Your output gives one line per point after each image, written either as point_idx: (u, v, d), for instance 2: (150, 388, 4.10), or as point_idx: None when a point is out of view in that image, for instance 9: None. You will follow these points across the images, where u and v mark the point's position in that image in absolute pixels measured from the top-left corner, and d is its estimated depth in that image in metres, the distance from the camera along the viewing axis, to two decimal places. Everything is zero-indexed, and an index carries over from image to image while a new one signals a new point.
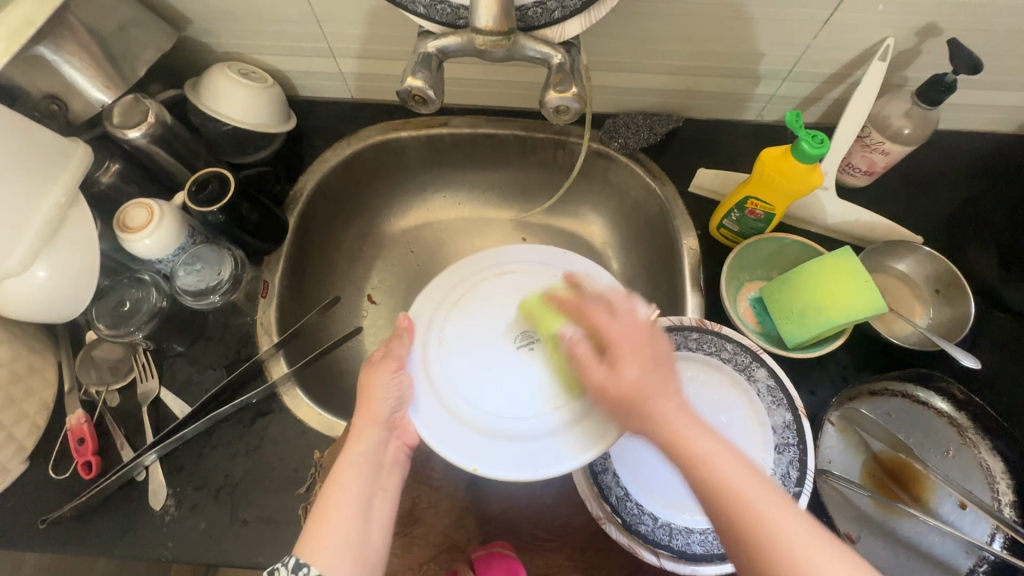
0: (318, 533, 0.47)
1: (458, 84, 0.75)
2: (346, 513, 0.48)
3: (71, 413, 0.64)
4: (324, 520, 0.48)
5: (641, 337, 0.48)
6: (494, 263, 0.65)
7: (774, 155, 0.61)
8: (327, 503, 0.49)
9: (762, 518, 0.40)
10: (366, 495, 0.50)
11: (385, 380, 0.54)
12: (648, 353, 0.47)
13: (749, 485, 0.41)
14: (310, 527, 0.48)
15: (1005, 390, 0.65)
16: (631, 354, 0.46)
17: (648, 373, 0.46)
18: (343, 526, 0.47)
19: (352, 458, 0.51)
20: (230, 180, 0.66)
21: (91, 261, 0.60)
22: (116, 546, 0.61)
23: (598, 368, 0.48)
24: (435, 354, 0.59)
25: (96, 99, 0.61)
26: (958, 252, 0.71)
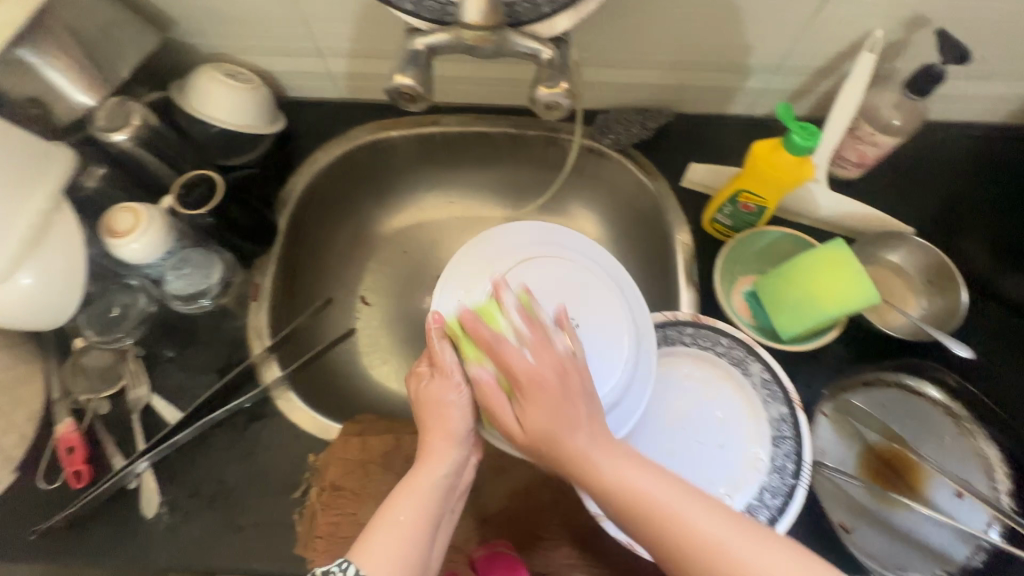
0: (374, 538, 0.44)
1: (447, 82, 0.75)
2: (412, 524, 0.45)
3: (60, 422, 0.63)
4: (382, 527, 0.45)
5: (555, 374, 0.46)
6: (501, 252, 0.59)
7: (766, 147, 0.60)
8: (391, 512, 0.46)
9: (681, 529, 0.41)
10: (435, 515, 0.47)
11: (450, 395, 0.50)
12: (544, 403, 0.45)
13: (666, 492, 0.42)
14: (367, 532, 0.45)
15: (998, 378, 0.65)
16: (540, 393, 0.45)
17: (555, 413, 0.45)
18: (405, 538, 0.45)
19: (427, 476, 0.48)
20: (219, 182, 0.65)
21: (76, 265, 0.59)
22: (110, 555, 0.60)
23: (501, 400, 0.47)
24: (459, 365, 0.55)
25: (78, 101, 0.60)
26: (950, 242, 0.72)
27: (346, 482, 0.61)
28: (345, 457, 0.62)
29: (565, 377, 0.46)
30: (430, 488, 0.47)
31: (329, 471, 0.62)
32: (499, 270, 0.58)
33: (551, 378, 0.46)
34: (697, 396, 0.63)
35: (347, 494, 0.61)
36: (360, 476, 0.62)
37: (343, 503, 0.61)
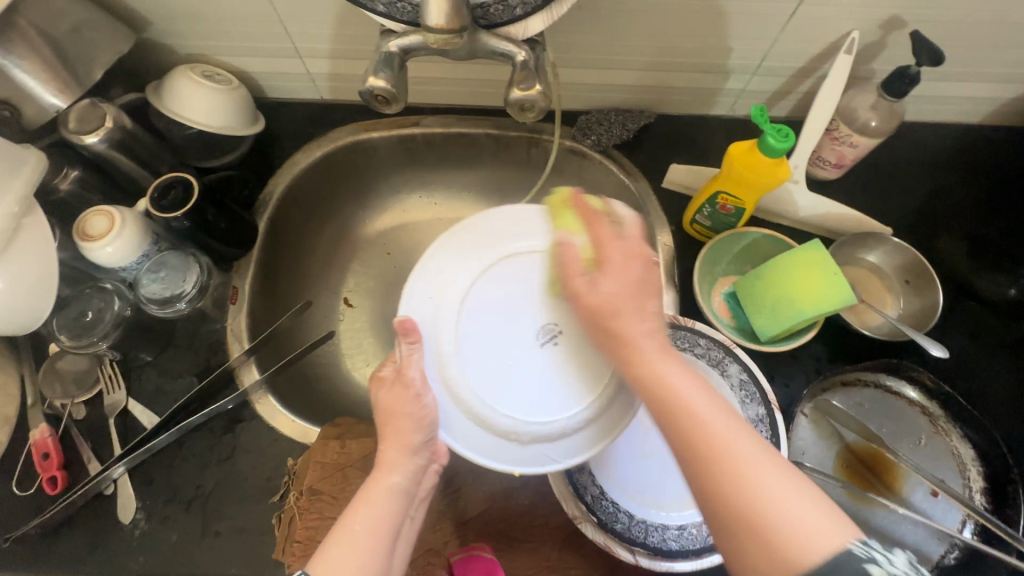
0: (332, 554, 0.44)
1: (428, 83, 0.75)
2: (369, 542, 0.46)
3: (35, 427, 0.62)
4: (341, 543, 0.45)
5: (634, 264, 0.46)
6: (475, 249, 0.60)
7: (742, 149, 0.60)
8: (350, 526, 0.46)
9: (714, 434, 0.39)
10: (393, 524, 0.48)
11: (407, 406, 0.52)
12: (631, 276, 0.46)
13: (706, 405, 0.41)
14: (326, 548, 0.45)
15: (973, 377, 0.66)
16: (622, 269, 0.46)
17: (626, 291, 0.45)
18: (359, 551, 0.45)
19: (383, 485, 0.49)
20: (193, 185, 0.64)
21: (48, 270, 0.58)
22: (86, 562, 0.60)
23: (578, 276, 0.48)
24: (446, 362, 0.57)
25: (49, 104, 0.59)
26: (928, 242, 0.72)
27: (324, 486, 0.60)
28: (323, 461, 0.61)
29: (644, 269, 0.47)
30: (387, 496, 0.49)
31: (307, 475, 0.61)
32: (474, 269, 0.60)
33: (630, 265, 0.46)
34: None
35: (325, 499, 0.60)
36: (338, 480, 0.61)
37: (320, 508, 0.59)
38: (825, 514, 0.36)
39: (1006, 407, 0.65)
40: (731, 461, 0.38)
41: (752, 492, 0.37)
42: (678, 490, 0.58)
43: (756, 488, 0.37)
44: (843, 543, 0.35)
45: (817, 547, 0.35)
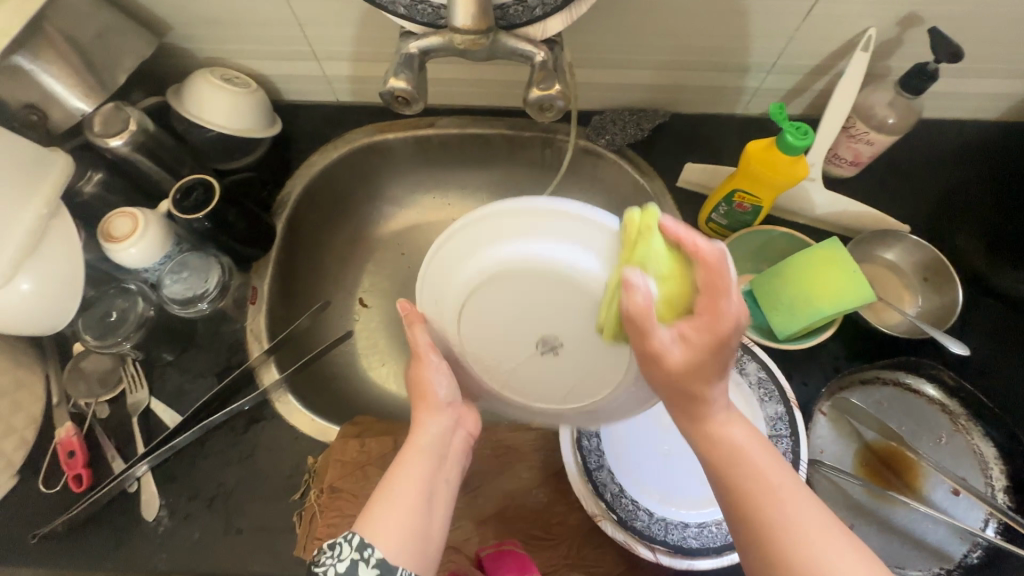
0: (380, 517, 0.45)
1: (443, 85, 0.75)
2: (410, 500, 0.46)
3: (60, 426, 0.63)
4: (385, 504, 0.46)
5: (716, 335, 0.42)
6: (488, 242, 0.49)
7: (760, 147, 0.60)
8: (390, 489, 0.47)
9: (781, 502, 0.41)
10: (430, 481, 0.49)
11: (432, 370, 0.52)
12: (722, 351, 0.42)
13: (778, 476, 0.43)
14: (371, 511, 0.45)
15: (994, 375, 0.65)
16: (702, 335, 0.42)
17: (704, 360, 0.43)
18: (401, 510, 0.46)
19: (416, 445, 0.50)
20: (214, 187, 0.65)
21: (74, 272, 0.59)
22: (111, 559, 0.60)
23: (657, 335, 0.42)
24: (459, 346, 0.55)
25: (75, 108, 0.60)
26: (946, 239, 0.72)
27: (344, 484, 0.61)
28: (343, 459, 0.62)
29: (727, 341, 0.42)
30: (422, 451, 0.50)
31: (328, 473, 0.62)
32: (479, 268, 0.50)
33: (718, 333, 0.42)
34: None
35: (346, 496, 0.60)
36: (359, 478, 0.61)
37: (341, 505, 0.60)
38: None
39: None
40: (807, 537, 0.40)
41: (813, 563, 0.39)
42: (697, 489, 0.59)
43: (819, 558, 0.39)
44: None
45: None
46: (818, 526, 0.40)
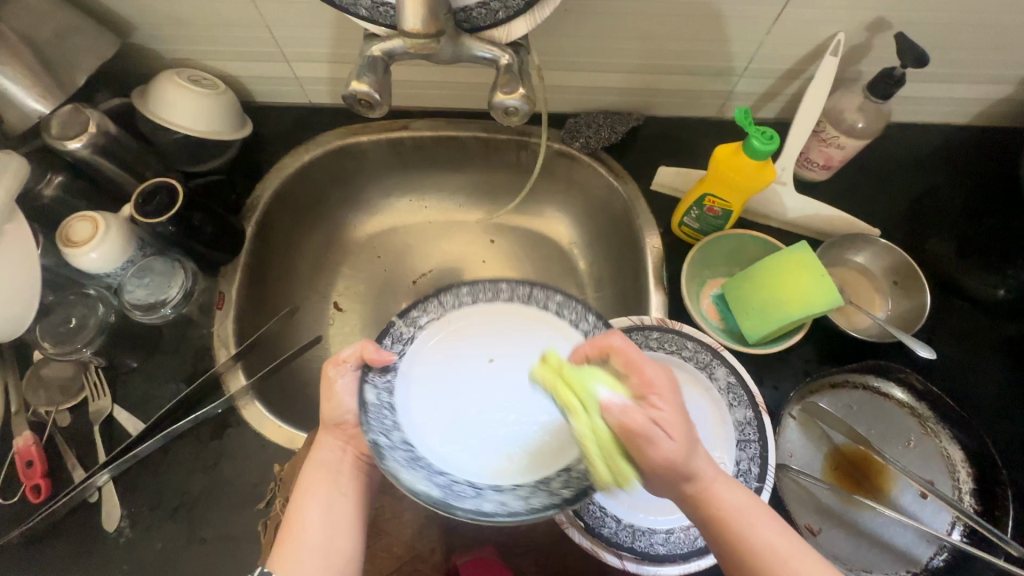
0: (290, 550, 0.49)
1: (416, 87, 0.74)
2: (315, 531, 0.50)
3: (18, 435, 0.62)
4: (291, 538, 0.49)
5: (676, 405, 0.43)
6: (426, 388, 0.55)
7: (727, 151, 0.60)
8: (299, 519, 0.50)
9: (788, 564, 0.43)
10: (329, 503, 0.51)
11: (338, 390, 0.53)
12: (679, 403, 0.44)
13: (781, 539, 0.44)
14: (280, 550, 0.49)
15: (964, 378, 0.65)
16: (669, 414, 0.43)
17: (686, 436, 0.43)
18: (307, 542, 0.49)
19: (312, 468, 0.53)
20: (178, 189, 0.64)
21: (31, 276, 0.58)
22: (70, 571, 0.59)
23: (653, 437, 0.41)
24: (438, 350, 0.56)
25: (31, 109, 0.58)
26: (917, 243, 0.72)
27: None
28: None
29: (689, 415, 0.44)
30: (315, 479, 0.52)
31: (293, 481, 0.60)
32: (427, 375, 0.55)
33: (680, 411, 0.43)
34: None
35: None
36: None
37: None
38: None
39: (996, 408, 0.64)
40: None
41: None
42: None
43: None
44: None
45: None
46: None
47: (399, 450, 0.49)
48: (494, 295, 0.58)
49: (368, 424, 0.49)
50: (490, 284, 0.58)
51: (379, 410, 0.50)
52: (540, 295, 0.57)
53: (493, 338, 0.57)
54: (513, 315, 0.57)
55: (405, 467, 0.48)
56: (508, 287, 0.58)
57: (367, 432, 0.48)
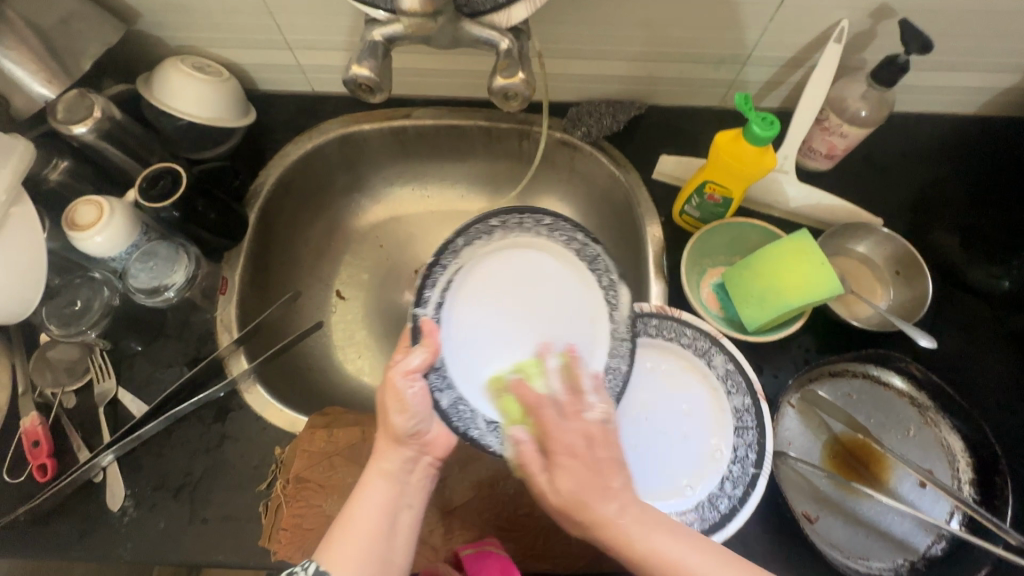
0: (339, 541, 0.46)
1: (418, 75, 0.75)
2: (370, 529, 0.47)
3: (25, 415, 0.63)
4: (346, 529, 0.47)
5: (579, 443, 0.47)
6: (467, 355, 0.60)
7: (728, 138, 0.60)
8: (350, 515, 0.48)
9: None
10: (392, 507, 0.50)
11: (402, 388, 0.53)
12: (575, 432, 0.47)
13: None
14: (329, 538, 0.47)
15: (965, 369, 0.65)
16: (563, 458, 0.46)
17: (580, 478, 0.45)
18: (365, 534, 0.47)
19: (377, 470, 0.51)
20: (182, 175, 0.64)
21: (37, 259, 0.59)
22: (75, 549, 0.60)
23: (537, 467, 0.48)
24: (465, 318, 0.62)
25: (39, 95, 0.59)
26: (921, 233, 0.72)
27: (310, 474, 0.60)
28: (309, 450, 0.62)
29: (587, 447, 0.47)
30: (380, 482, 0.50)
31: (294, 463, 0.61)
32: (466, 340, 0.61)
33: (582, 447, 0.46)
34: (663, 388, 0.63)
35: (312, 486, 0.60)
36: (326, 468, 0.61)
37: (307, 496, 0.60)
38: None
39: (997, 399, 0.64)
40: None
41: None
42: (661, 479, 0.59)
43: None
44: None
45: None
46: None
47: (487, 432, 0.56)
48: (490, 236, 0.63)
49: (456, 425, 0.56)
50: (481, 224, 0.62)
51: (455, 408, 0.57)
52: (530, 219, 0.62)
53: (507, 276, 0.64)
54: (515, 249, 0.64)
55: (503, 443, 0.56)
56: (498, 221, 0.62)
57: (463, 434, 0.56)
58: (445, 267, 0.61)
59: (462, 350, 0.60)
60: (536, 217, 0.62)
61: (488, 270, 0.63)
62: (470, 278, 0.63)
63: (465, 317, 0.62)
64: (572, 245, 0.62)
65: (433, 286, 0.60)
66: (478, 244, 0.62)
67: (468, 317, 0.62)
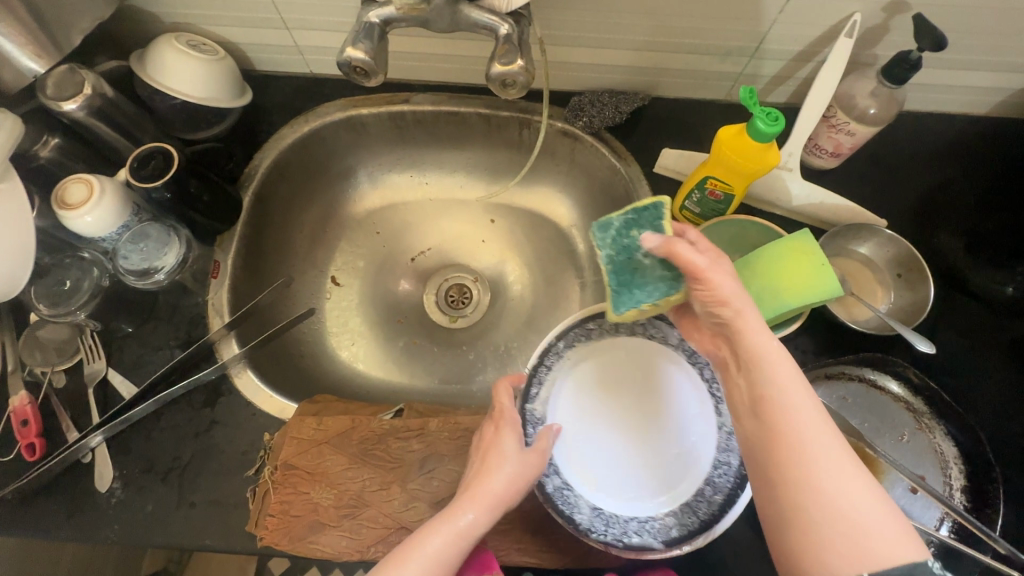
0: (402, 566, 0.45)
1: (418, 60, 0.73)
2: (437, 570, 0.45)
3: (14, 394, 0.63)
4: (413, 558, 0.45)
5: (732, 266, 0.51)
6: (573, 450, 0.59)
7: (730, 133, 0.58)
8: (422, 544, 0.46)
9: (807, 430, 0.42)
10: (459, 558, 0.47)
11: (522, 457, 0.53)
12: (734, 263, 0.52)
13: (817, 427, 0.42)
14: (398, 557, 0.46)
15: (963, 376, 0.64)
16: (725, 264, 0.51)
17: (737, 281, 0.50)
18: (432, 570, 0.45)
19: (464, 522, 0.48)
20: (174, 156, 0.63)
21: (26, 237, 0.58)
22: (62, 529, 0.60)
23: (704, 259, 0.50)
24: (569, 418, 0.60)
25: (27, 69, 0.58)
26: (925, 236, 0.70)
27: (299, 461, 0.60)
28: (298, 438, 0.61)
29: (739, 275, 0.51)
30: (467, 533, 0.48)
31: (283, 450, 0.61)
32: (572, 438, 0.59)
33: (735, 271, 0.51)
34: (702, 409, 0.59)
35: (301, 474, 0.60)
36: (314, 455, 0.61)
37: (296, 483, 0.60)
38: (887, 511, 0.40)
39: (995, 407, 0.63)
40: (802, 455, 0.42)
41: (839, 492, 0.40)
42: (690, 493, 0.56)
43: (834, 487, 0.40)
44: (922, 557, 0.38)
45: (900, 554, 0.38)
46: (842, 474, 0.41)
47: (593, 519, 0.55)
48: (588, 338, 0.62)
49: (562, 510, 0.55)
50: (580, 326, 0.62)
51: (560, 492, 0.56)
52: (625, 322, 0.62)
53: (611, 375, 0.61)
54: (616, 346, 0.62)
55: (604, 530, 0.55)
56: (596, 324, 0.62)
57: (564, 518, 0.55)
58: (549, 367, 0.61)
59: (571, 443, 0.59)
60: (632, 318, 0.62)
61: (590, 371, 0.62)
62: (573, 373, 0.61)
63: (568, 413, 0.60)
64: (667, 343, 0.61)
65: (538, 384, 0.60)
66: (580, 345, 0.62)
67: (573, 414, 0.60)
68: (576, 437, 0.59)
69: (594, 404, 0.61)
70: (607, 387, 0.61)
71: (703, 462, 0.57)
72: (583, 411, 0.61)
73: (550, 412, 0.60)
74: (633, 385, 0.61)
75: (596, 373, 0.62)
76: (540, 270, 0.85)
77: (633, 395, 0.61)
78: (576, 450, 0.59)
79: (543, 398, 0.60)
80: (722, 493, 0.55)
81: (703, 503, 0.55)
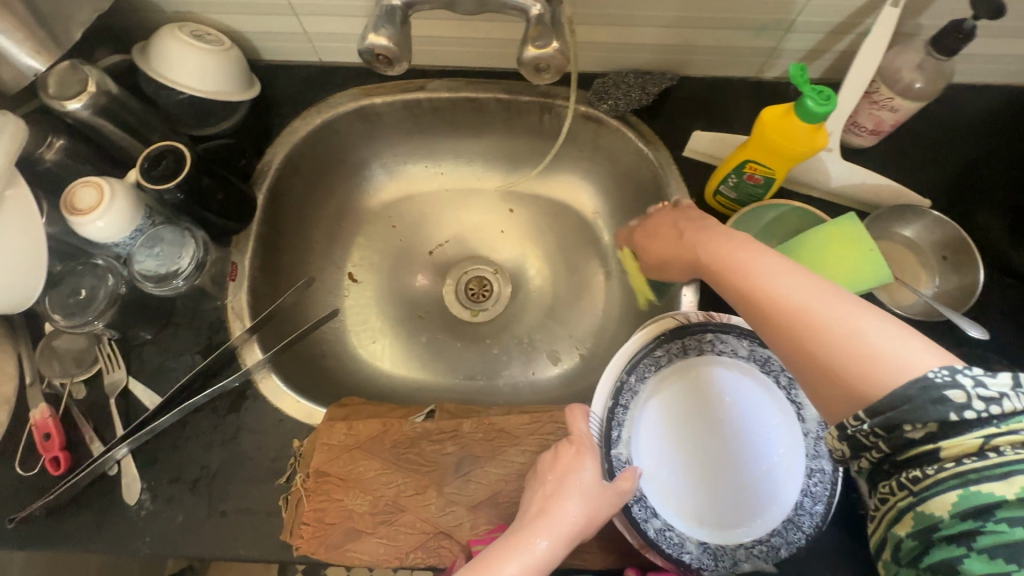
0: None
1: (434, 43, 0.69)
2: None
3: (34, 408, 0.61)
4: None
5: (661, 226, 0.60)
6: (661, 481, 0.57)
7: (776, 112, 0.55)
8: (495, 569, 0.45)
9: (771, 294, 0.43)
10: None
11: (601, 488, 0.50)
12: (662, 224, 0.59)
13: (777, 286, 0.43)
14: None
15: (1011, 361, 0.62)
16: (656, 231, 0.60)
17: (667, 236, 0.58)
18: None
19: (537, 548, 0.46)
20: (185, 155, 0.60)
21: (37, 244, 0.56)
22: (91, 543, 0.59)
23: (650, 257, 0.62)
24: (648, 450, 0.57)
25: (27, 67, 0.54)
26: (967, 215, 0.67)
27: (331, 468, 0.59)
28: (329, 444, 0.59)
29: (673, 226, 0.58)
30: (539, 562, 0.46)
31: (314, 457, 0.59)
32: (657, 470, 0.57)
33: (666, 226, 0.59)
34: (781, 416, 0.57)
35: (333, 480, 0.59)
36: (346, 461, 0.59)
37: (329, 490, 0.58)
38: (868, 331, 0.37)
39: None
40: (770, 319, 0.42)
41: (812, 335, 0.39)
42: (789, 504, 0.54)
43: (809, 334, 0.39)
44: (922, 374, 0.34)
45: (892, 376, 0.35)
46: (821, 319, 0.39)
47: (701, 556, 0.54)
48: (658, 367, 0.59)
49: (669, 554, 0.53)
50: (649, 355, 0.58)
51: (663, 534, 0.54)
52: (693, 340, 0.59)
53: (684, 399, 0.59)
54: (686, 370, 0.59)
55: (716, 565, 0.53)
56: (663, 350, 0.59)
57: (673, 560, 0.53)
58: (626, 406, 0.57)
59: (657, 475, 0.57)
60: (697, 337, 0.59)
61: (663, 400, 0.59)
62: (649, 409, 0.58)
63: (649, 446, 0.58)
64: (737, 357, 0.59)
65: (619, 426, 0.56)
66: (651, 377, 0.58)
67: (653, 445, 0.58)
68: (661, 467, 0.57)
69: (671, 430, 0.58)
70: (682, 413, 0.59)
71: (795, 474, 0.55)
72: (662, 441, 0.58)
73: (632, 449, 0.57)
74: (708, 406, 0.59)
75: (670, 399, 0.59)
76: (563, 260, 0.83)
77: (709, 415, 0.58)
78: (663, 478, 0.57)
79: (625, 437, 0.57)
80: (823, 502, 0.53)
81: (805, 516, 0.53)
